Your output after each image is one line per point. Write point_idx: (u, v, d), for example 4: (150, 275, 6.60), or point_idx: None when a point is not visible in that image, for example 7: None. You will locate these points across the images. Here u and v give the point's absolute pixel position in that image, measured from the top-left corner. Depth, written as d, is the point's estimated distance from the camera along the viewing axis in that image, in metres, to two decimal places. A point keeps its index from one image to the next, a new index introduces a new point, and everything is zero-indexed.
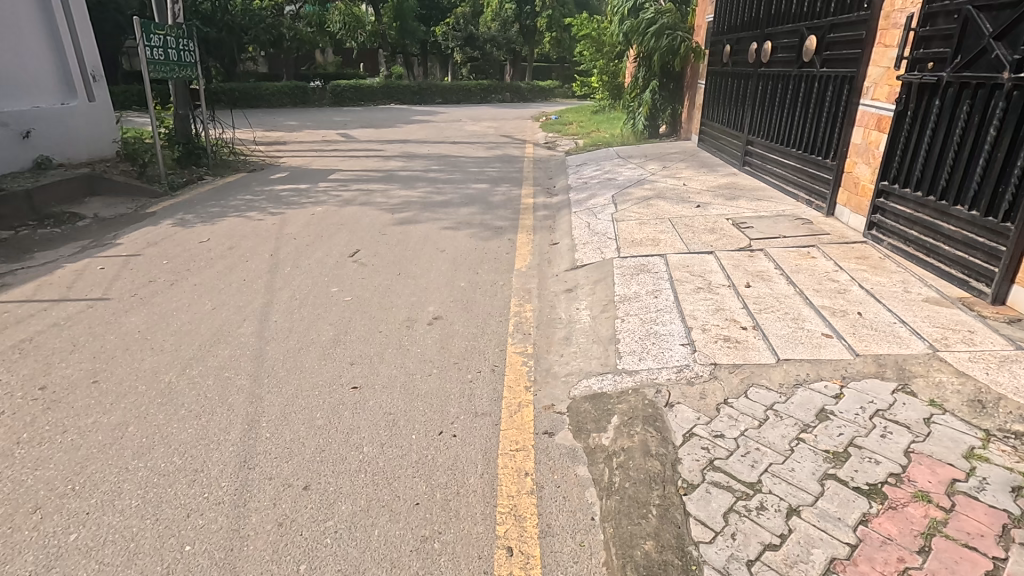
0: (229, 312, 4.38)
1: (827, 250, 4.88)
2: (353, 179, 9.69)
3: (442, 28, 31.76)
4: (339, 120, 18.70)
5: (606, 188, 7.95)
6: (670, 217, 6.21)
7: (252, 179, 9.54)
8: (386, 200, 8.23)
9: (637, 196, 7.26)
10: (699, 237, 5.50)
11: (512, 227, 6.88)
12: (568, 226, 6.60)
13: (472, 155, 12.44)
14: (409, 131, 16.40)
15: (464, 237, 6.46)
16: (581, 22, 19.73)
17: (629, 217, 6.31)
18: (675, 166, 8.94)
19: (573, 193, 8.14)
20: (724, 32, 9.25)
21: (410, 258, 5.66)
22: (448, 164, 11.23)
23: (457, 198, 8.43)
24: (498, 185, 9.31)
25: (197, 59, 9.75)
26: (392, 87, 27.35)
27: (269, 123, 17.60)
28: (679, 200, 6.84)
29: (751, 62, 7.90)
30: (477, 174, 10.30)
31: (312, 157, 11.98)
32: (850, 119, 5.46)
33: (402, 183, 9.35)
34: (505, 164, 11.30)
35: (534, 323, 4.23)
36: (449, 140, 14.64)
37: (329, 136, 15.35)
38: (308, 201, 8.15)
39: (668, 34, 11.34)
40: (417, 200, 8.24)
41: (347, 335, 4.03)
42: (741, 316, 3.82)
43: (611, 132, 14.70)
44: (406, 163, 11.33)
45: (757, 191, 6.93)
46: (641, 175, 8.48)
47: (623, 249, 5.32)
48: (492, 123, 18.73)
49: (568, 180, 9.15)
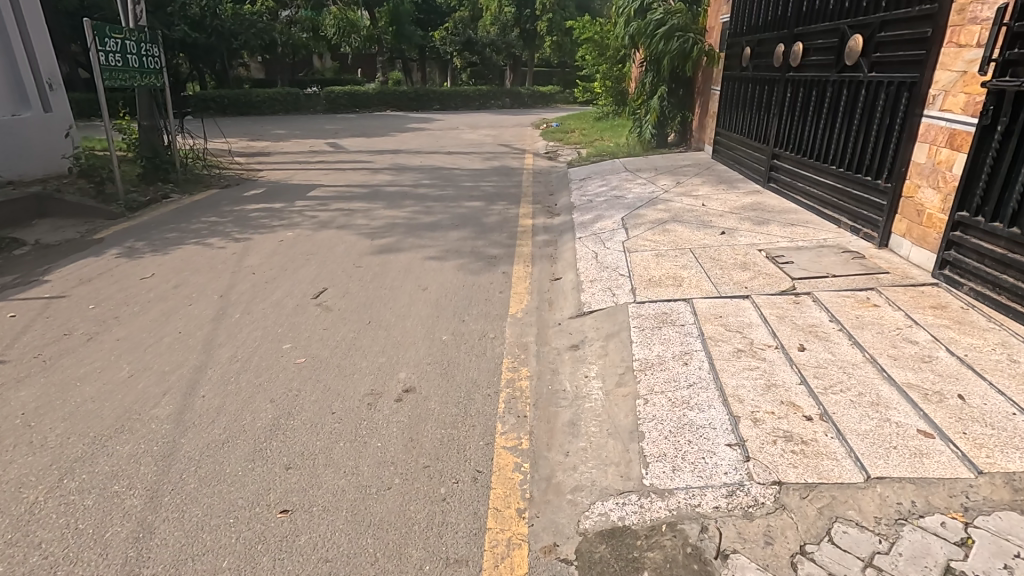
0: (146, 381, 3.48)
1: (891, 296, 3.98)
2: (334, 196, 8.82)
3: (440, 33, 31.00)
4: (330, 128, 17.85)
5: (614, 208, 7.07)
6: (691, 246, 5.32)
7: (223, 197, 8.67)
8: (368, 221, 7.36)
9: (651, 218, 6.37)
10: (729, 274, 4.60)
11: (508, 255, 5.99)
12: (571, 255, 5.71)
13: (467, 167, 11.58)
14: (402, 140, 15.55)
15: (451, 269, 5.56)
16: (582, 24, 18.88)
17: (643, 247, 5.42)
18: (690, 181, 8.05)
19: (577, 213, 7.25)
20: (744, 33, 8.36)
21: (385, 299, 4.78)
22: (440, 178, 10.35)
23: (447, 219, 7.53)
24: (493, 202, 8.43)
25: (163, 65, 8.88)
26: (388, 93, 26.56)
27: (256, 132, 16.76)
28: (700, 225, 5.94)
29: (778, 66, 7.01)
30: (471, 189, 9.43)
31: (294, 170, 11.12)
32: (910, 134, 4.56)
33: (387, 201, 8.47)
34: (503, 177, 10.43)
35: (531, 399, 3.32)
36: (443, 150, 13.77)
37: (317, 146, 14.51)
38: (280, 223, 7.27)
39: (678, 36, 10.43)
40: (403, 222, 7.36)
41: (290, 419, 3.13)
42: (801, 399, 2.92)
43: (616, 140, 13.84)
44: (396, 177, 10.48)
45: (789, 214, 6.03)
46: (653, 192, 7.59)
47: (640, 291, 4.43)
48: (491, 130, 17.89)
49: (571, 197, 8.28)
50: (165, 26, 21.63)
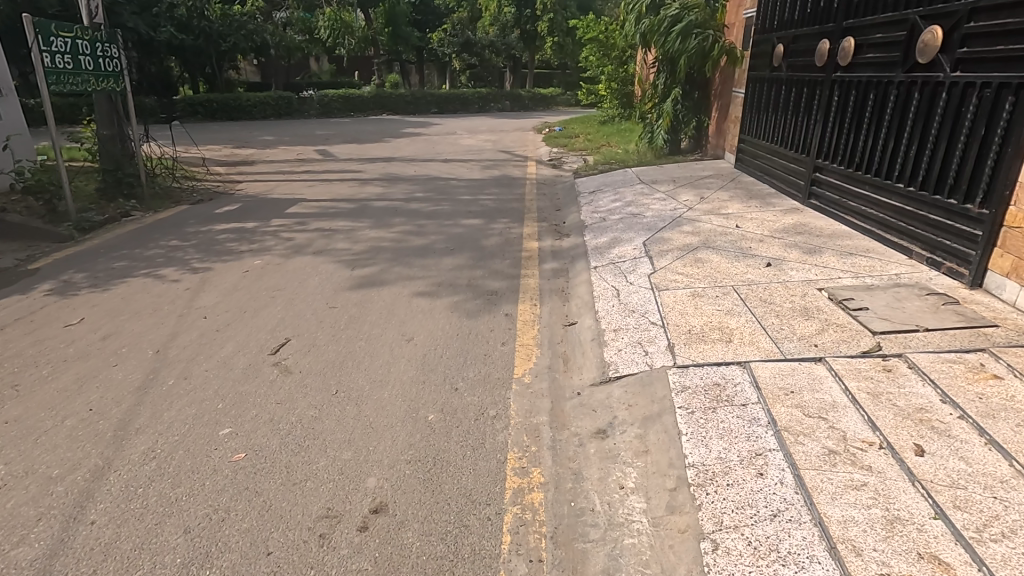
0: (21, 497, 2.56)
1: (1013, 363, 3.06)
2: (316, 213, 7.90)
3: (438, 34, 30.03)
4: (321, 134, 16.94)
5: (632, 229, 6.15)
6: (734, 284, 4.40)
7: (192, 214, 7.75)
8: (350, 244, 6.44)
9: (679, 244, 5.44)
10: (789, 325, 3.69)
11: (510, 290, 5.06)
12: (587, 291, 4.79)
13: (465, 177, 10.65)
14: (395, 147, 14.63)
15: (444, 310, 4.63)
16: (586, 24, 17.96)
17: (675, 284, 4.49)
18: (716, 196, 7.12)
19: (590, 235, 6.33)
20: (775, 28, 7.43)
21: (359, 356, 3.85)
22: (435, 190, 9.42)
23: (440, 241, 6.60)
24: (493, 220, 7.50)
25: (123, 67, 7.96)
26: (384, 97, 25.67)
27: (242, 139, 15.85)
28: (738, 254, 5.02)
29: (821, 66, 6.08)
30: (469, 203, 8.51)
31: (275, 182, 10.19)
32: (1018, 148, 3.65)
33: (374, 219, 7.54)
34: (504, 189, 9.52)
35: (548, 530, 2.40)
36: (438, 158, 12.85)
37: (305, 154, 13.61)
38: (249, 248, 6.35)
39: (696, 33, 9.43)
40: (390, 245, 6.43)
41: (206, 568, 2.20)
42: (948, 551, 1.99)
43: (625, 146, 12.95)
44: (387, 189, 9.55)
45: (843, 239, 5.11)
46: (676, 210, 6.67)
47: (679, 350, 3.51)
48: (490, 136, 16.99)
49: (581, 214, 7.37)
50: (151, 27, 20.78)
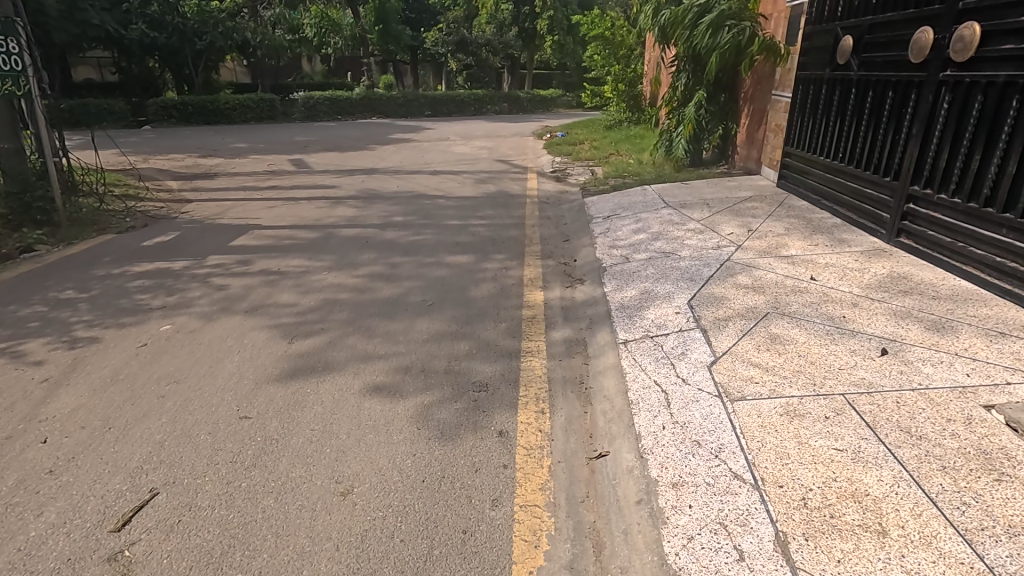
0: None
1: None
2: (268, 245, 6.42)
3: (433, 33, 28.42)
4: (301, 141, 15.48)
5: (668, 280, 4.67)
6: (843, 389, 2.92)
7: (112, 248, 6.26)
8: (299, 296, 4.94)
9: (738, 308, 3.97)
10: (977, 497, 2.19)
11: (508, 382, 3.55)
12: (618, 390, 3.31)
13: (455, 194, 9.17)
14: (380, 156, 13.15)
15: (408, 423, 3.12)
16: (590, 19, 16.46)
17: (752, 388, 3.01)
18: (767, 228, 5.65)
19: (611, 286, 4.84)
20: (841, 16, 5.91)
21: (257, 539, 2.34)
22: (419, 212, 7.93)
23: (417, 290, 5.09)
24: (487, 256, 6.01)
25: (27, 66, 6.47)
26: (375, 99, 24.14)
27: (212, 146, 14.36)
28: (833, 330, 3.53)
29: (920, 63, 4.58)
30: (458, 230, 7.02)
31: (232, 201, 8.70)
32: None
33: (337, 255, 6.04)
34: (501, 210, 8.05)
35: None
36: (427, 170, 11.35)
37: (278, 164, 12.19)
38: (164, 301, 4.85)
39: (730, 26, 7.91)
40: (351, 297, 4.93)
41: None
42: None
43: (638, 156, 11.51)
44: (362, 211, 8.06)
45: (979, 309, 3.61)
46: (721, 249, 5.19)
47: (800, 552, 2.02)
48: (487, 142, 15.55)
49: (597, 250, 5.89)
50: (121, 24, 19.81)
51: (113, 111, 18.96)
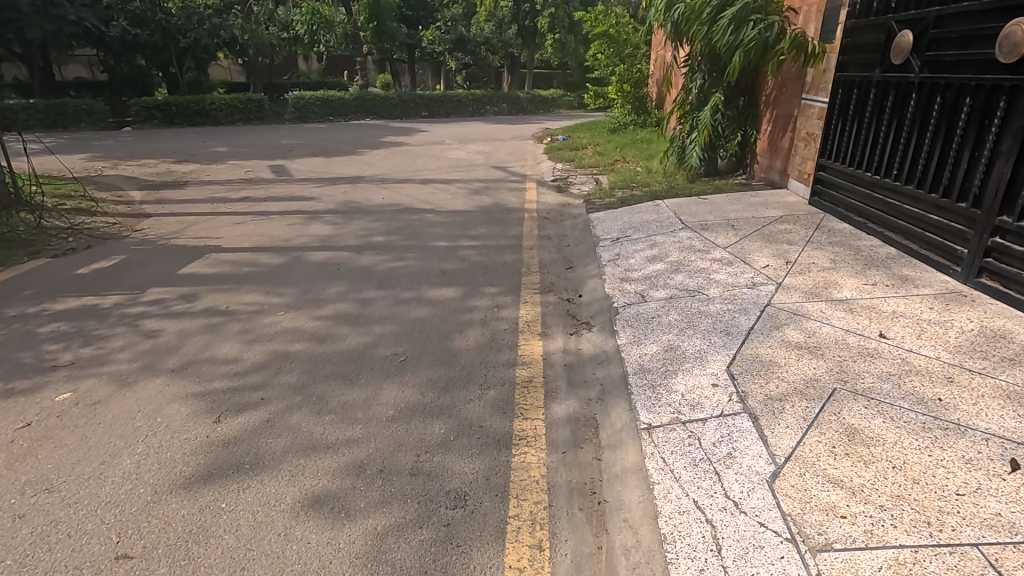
0: None
1: None
2: (222, 274, 5.50)
3: (430, 31, 27.51)
4: (286, 144, 14.57)
5: (697, 333, 3.77)
6: (973, 535, 2.02)
7: (37, 278, 5.34)
8: (243, 347, 4.03)
9: (794, 380, 3.06)
10: None
11: (495, 490, 2.65)
12: (644, 516, 2.41)
13: (445, 208, 8.28)
14: (368, 162, 12.24)
15: (350, 570, 2.23)
16: (592, 17, 15.55)
17: (839, 528, 2.11)
18: (809, 260, 4.75)
19: (625, 338, 3.94)
20: (896, 8, 5.01)
21: None
22: (403, 230, 7.04)
23: (390, 339, 4.20)
24: (476, 289, 5.11)
25: None
26: (369, 99, 23.20)
27: (189, 150, 13.43)
28: (930, 422, 2.63)
29: (1012, 64, 3.69)
30: (445, 254, 6.12)
31: (195, 216, 7.78)
32: None
33: (300, 287, 5.13)
34: (495, 228, 7.16)
35: None
36: (417, 178, 10.45)
37: (258, 171, 11.28)
38: (75, 355, 3.94)
39: (755, 21, 6.99)
40: (308, 349, 4.03)
41: None
42: None
43: (647, 163, 10.61)
44: (338, 229, 7.16)
45: None
46: (757, 290, 4.29)
47: None
48: (483, 146, 14.66)
49: (607, 285, 4.99)
50: (102, 21, 18.89)
51: (91, 111, 18.01)
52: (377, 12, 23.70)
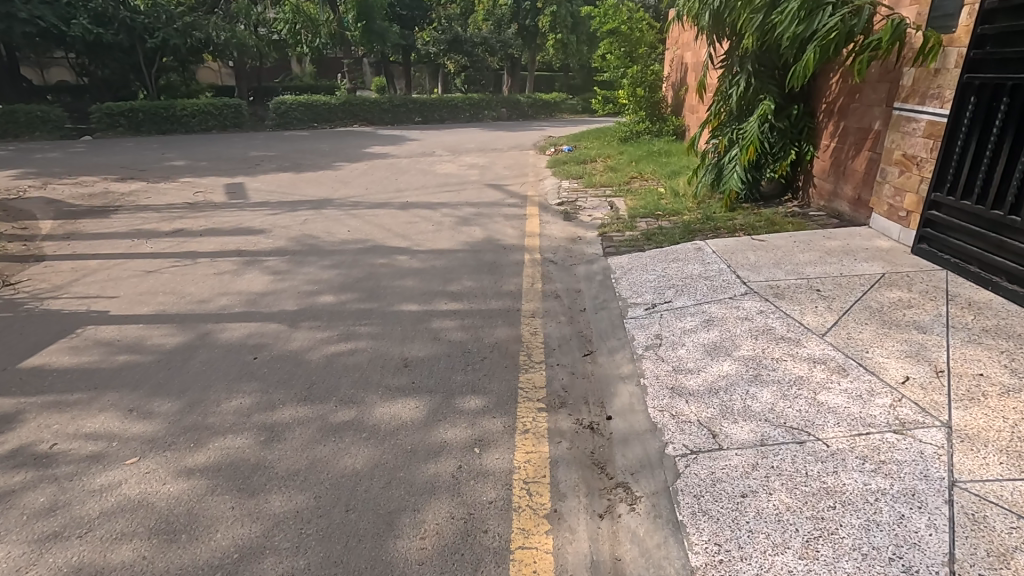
0: None
1: None
2: (84, 369, 3.78)
3: (425, 32, 25.96)
4: (254, 157, 12.86)
5: (843, 560, 2.02)
6: None
7: None
8: (29, 556, 2.30)
9: None
10: None
11: None
12: None
13: (424, 246, 6.55)
14: (343, 179, 10.55)
15: None
16: (602, 12, 13.90)
17: None
18: (971, 369, 3.02)
19: (703, 552, 2.20)
20: None
21: None
22: (362, 285, 5.32)
23: (292, 528, 2.47)
24: (450, 404, 3.39)
25: None
26: (357, 104, 21.50)
27: (141, 165, 11.74)
28: None
29: None
30: (412, 328, 4.41)
31: (99, 259, 6.05)
32: None
33: (184, 399, 3.41)
34: (485, 279, 5.45)
35: None
36: (396, 202, 8.73)
37: (211, 191, 9.59)
38: None
39: (835, 6, 5.20)
40: (140, 561, 2.29)
41: None
42: None
43: (671, 183, 8.89)
44: (279, 281, 5.44)
45: None
46: (914, 439, 2.54)
47: None
48: (479, 159, 12.97)
49: (649, 403, 3.23)
50: (62, 20, 17.36)
51: (47, 118, 16.34)
52: (365, 10, 22.01)
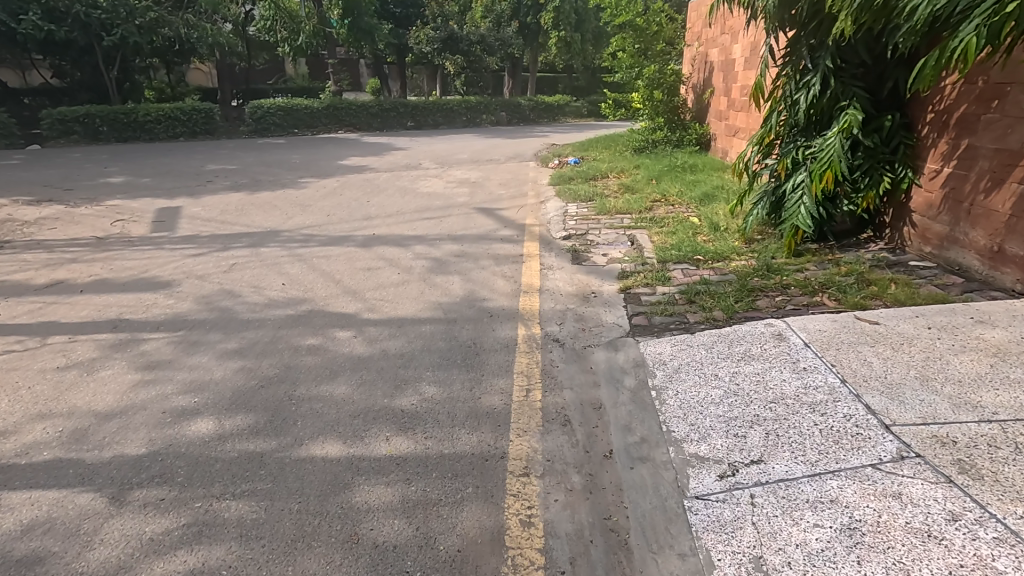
0: None
1: None
2: None
3: (418, 30, 24.13)
4: (208, 172, 11.03)
5: None
6: None
7: None
8: None
9: None
10: None
11: None
12: None
13: (378, 312, 4.70)
14: (303, 201, 8.72)
15: None
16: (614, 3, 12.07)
17: None
18: None
19: None
20: None
21: None
22: (266, 395, 3.47)
23: None
24: None
25: None
26: (343, 108, 19.68)
27: (68, 182, 9.92)
28: None
29: None
30: (317, 511, 2.55)
31: None
32: None
33: None
34: (456, 382, 3.59)
35: None
36: (359, 236, 6.88)
37: (133, 219, 7.76)
38: None
39: None
40: None
41: None
42: None
43: (706, 211, 7.00)
44: (145, 385, 3.60)
45: None
46: None
47: None
48: (471, 173, 11.11)
49: None
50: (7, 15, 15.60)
51: None
52: (352, 6, 20.23)
